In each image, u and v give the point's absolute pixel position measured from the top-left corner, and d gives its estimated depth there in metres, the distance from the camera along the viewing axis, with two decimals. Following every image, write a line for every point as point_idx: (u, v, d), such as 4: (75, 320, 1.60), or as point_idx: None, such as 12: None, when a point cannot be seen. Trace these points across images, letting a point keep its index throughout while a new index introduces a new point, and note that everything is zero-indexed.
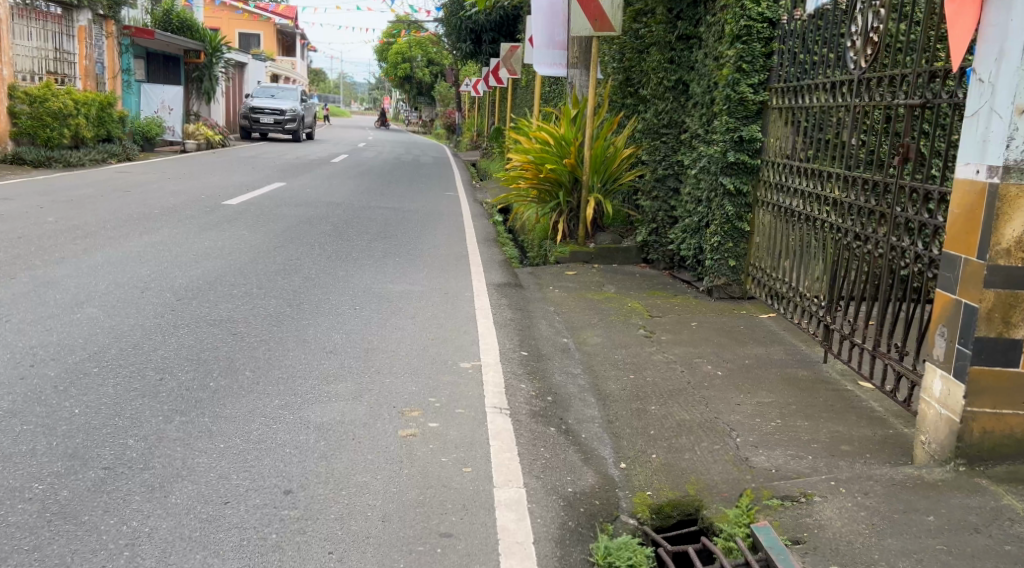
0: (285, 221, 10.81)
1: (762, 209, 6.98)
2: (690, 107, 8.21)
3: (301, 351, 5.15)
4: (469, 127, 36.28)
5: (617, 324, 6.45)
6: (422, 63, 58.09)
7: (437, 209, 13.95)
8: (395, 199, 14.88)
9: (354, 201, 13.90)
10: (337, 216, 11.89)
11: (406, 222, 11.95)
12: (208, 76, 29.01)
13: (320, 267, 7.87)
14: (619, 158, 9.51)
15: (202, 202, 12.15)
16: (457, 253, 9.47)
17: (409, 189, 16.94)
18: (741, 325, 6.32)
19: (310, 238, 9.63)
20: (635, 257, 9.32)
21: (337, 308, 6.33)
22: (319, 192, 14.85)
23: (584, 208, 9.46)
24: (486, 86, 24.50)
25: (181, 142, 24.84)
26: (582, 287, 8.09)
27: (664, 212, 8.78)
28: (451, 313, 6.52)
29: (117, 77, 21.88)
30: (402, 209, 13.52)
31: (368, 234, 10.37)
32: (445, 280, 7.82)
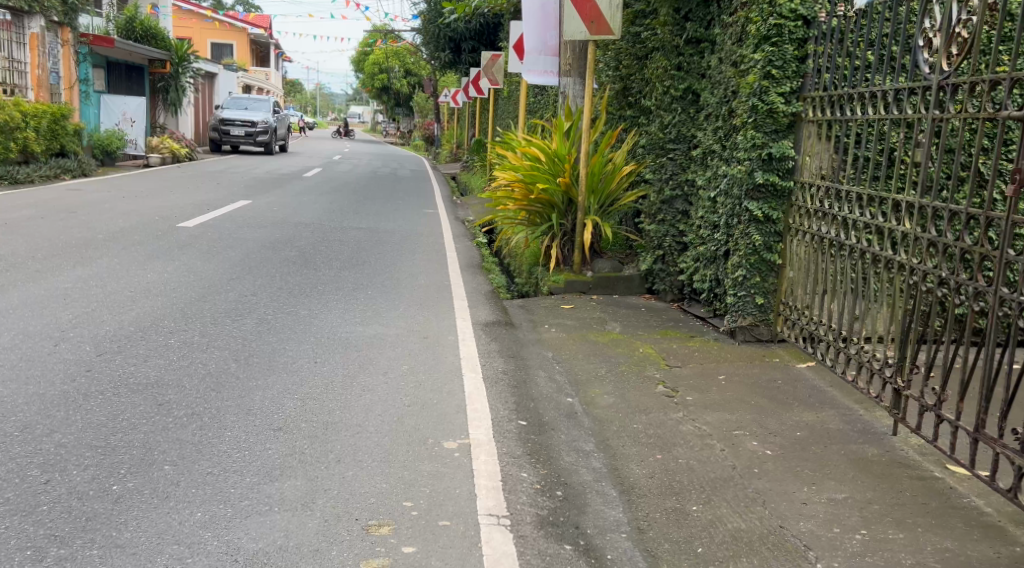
0: (245, 246, 9.74)
1: (796, 238, 5.91)
2: (703, 120, 7.21)
3: (242, 429, 4.08)
4: (449, 139, 35.29)
5: (630, 377, 5.40)
6: (400, 73, 57.15)
7: (415, 229, 12.89)
8: (370, 218, 13.81)
9: (324, 222, 12.83)
10: (303, 239, 10.82)
11: (379, 245, 10.89)
12: (175, 86, 28.07)
13: (280, 306, 6.82)
14: (619, 176, 8.51)
15: (154, 224, 11.06)
16: (437, 283, 8.43)
17: (384, 207, 15.87)
18: (779, 378, 5.29)
19: (271, 268, 8.57)
20: (638, 287, 8.30)
21: (294, 362, 5.28)
22: (287, 210, 13.77)
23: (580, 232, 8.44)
24: (466, 96, 23.50)
25: (145, 155, 23.80)
26: (583, 325, 7.04)
27: (671, 237, 7.75)
28: (431, 364, 5.47)
29: (74, 86, 21.21)
30: (375, 230, 12.44)
31: (339, 261, 9.32)
32: (424, 319, 6.78)
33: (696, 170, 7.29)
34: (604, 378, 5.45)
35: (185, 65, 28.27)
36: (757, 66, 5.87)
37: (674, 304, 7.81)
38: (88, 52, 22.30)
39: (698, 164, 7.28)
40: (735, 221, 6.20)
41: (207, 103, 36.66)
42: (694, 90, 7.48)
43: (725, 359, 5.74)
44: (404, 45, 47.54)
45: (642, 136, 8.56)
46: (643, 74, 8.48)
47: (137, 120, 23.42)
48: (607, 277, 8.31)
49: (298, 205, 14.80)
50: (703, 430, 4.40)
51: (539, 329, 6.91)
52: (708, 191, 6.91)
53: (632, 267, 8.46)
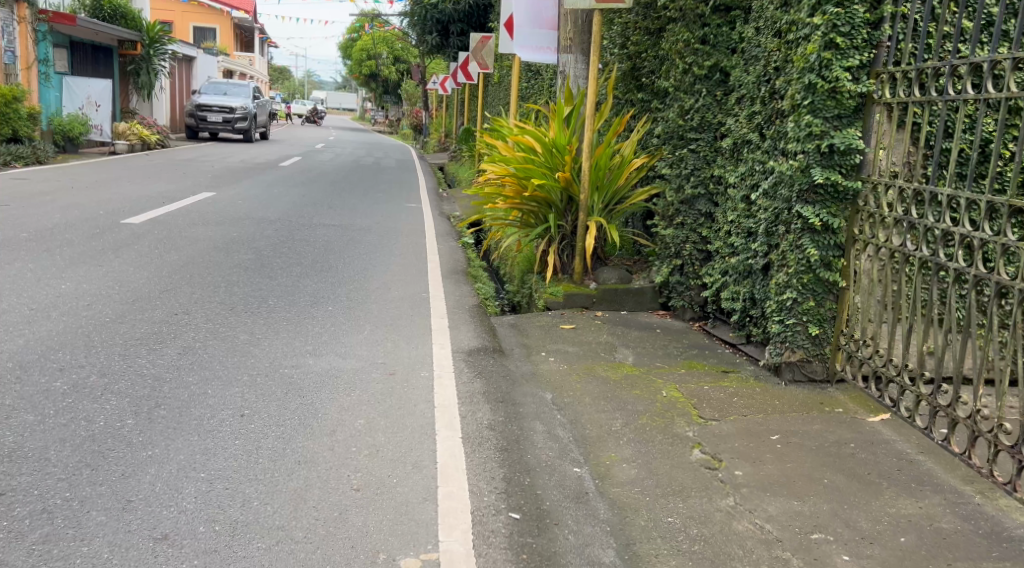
0: (193, 249, 8.50)
1: (862, 253, 4.57)
2: (736, 104, 5.95)
3: (107, 540, 2.89)
4: (438, 128, 33.98)
5: (655, 434, 4.14)
6: (388, 60, 55.71)
7: (394, 226, 11.63)
8: (344, 213, 12.53)
9: (293, 218, 11.57)
10: (263, 240, 9.54)
11: (350, 247, 9.62)
12: (147, 70, 26.85)
13: (214, 329, 5.59)
14: (629, 170, 7.30)
15: (95, 221, 9.85)
16: (413, 295, 7.17)
17: (361, 200, 14.59)
18: (850, 438, 4.05)
19: (217, 276, 7.32)
20: (650, 302, 7.02)
21: (212, 417, 4.04)
22: (252, 205, 12.49)
23: (583, 235, 7.19)
24: (453, 81, 22.22)
25: (112, 142, 22.70)
26: (586, 353, 5.77)
27: (692, 243, 6.48)
28: (396, 416, 4.23)
29: (32, 66, 20.35)
30: (349, 228, 11.16)
31: (300, 267, 8.06)
32: (392, 346, 5.53)
33: (726, 166, 6.04)
34: (620, 438, 4.18)
35: (158, 46, 26.92)
36: (816, 33, 4.54)
37: (695, 324, 6.54)
38: (47, 30, 21.10)
39: (728, 158, 6.04)
40: (783, 231, 4.88)
41: (185, 88, 35.25)
42: (722, 69, 6.22)
43: (776, 408, 4.46)
44: (392, 30, 46.14)
45: (654, 123, 7.31)
46: (658, 51, 7.19)
47: (102, 103, 22.30)
48: (614, 289, 7.02)
49: (267, 198, 13.53)
50: (768, 532, 3.16)
51: (534, 358, 5.65)
52: (744, 191, 5.65)
53: (643, 278, 7.20)
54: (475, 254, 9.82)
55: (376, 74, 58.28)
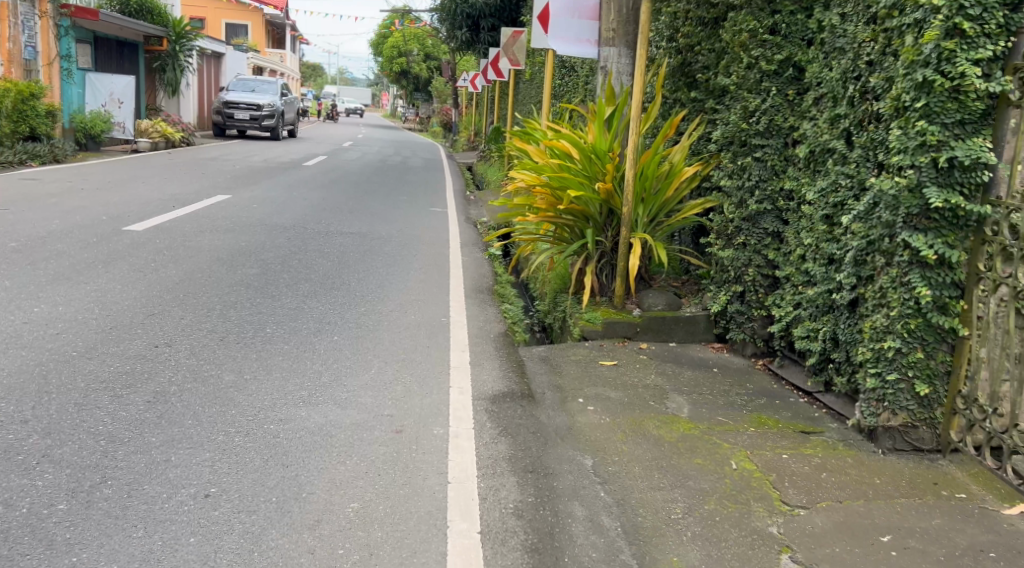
0: (193, 262, 7.73)
1: (989, 294, 3.66)
2: (816, 104, 5.06)
3: None
4: (466, 126, 33.21)
5: (728, 529, 3.31)
6: (418, 56, 55.06)
7: (416, 234, 10.80)
8: (365, 219, 11.73)
9: (308, 224, 10.80)
10: (273, 251, 8.75)
11: (367, 259, 8.79)
12: (171, 65, 26.27)
13: (197, 368, 4.78)
14: (680, 179, 6.41)
15: (93, 227, 9.11)
16: (432, 322, 6.33)
17: (384, 204, 13.79)
18: (977, 546, 3.17)
19: (214, 296, 6.53)
20: (703, 333, 6.10)
21: (166, 501, 3.22)
22: (267, 210, 11.72)
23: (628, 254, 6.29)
24: (483, 78, 21.38)
25: (134, 141, 22.14)
26: (632, 400, 4.88)
27: (756, 267, 5.57)
28: (400, 498, 3.41)
29: (54, 62, 19.80)
30: (367, 236, 10.35)
31: (308, 284, 7.26)
32: (403, 391, 4.70)
33: (802, 178, 5.14)
34: (682, 534, 3.31)
35: (184, 41, 26.32)
36: (932, 17, 3.63)
37: (759, 363, 5.63)
38: (69, 25, 20.51)
39: (803, 170, 5.15)
40: (882, 263, 3.98)
41: (212, 85, 34.73)
42: (796, 63, 5.34)
43: (878, 492, 3.55)
44: (423, 26, 45.43)
45: (710, 126, 6.42)
46: (716, 43, 6.30)
47: (125, 101, 21.71)
48: (662, 316, 6.11)
49: (284, 202, 12.77)
50: None
51: (569, 407, 4.78)
52: (826, 210, 4.76)
53: (694, 303, 6.29)
54: (502, 267, 8.93)
55: (406, 71, 57.65)
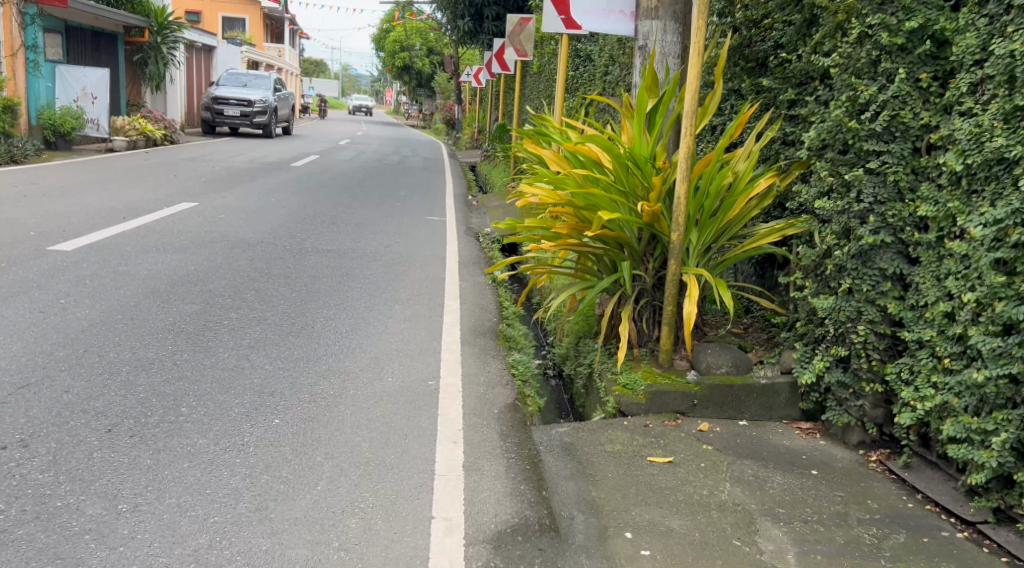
0: (117, 298, 6.15)
1: None
2: (975, 90, 3.48)
3: None
4: (470, 123, 31.65)
5: None
6: (421, 51, 53.54)
7: (406, 253, 9.18)
8: (348, 232, 10.12)
9: (280, 240, 9.22)
10: (228, 279, 7.16)
11: (343, 288, 7.18)
12: (154, 58, 24.74)
13: (49, 490, 3.20)
14: (747, 194, 4.79)
15: (11, 247, 7.56)
16: (414, 388, 4.72)
17: (373, 212, 12.18)
18: None
19: (125, 351, 4.94)
20: (783, 408, 4.46)
21: None
22: (233, 221, 10.15)
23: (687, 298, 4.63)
24: (487, 71, 19.89)
25: (109, 139, 20.66)
26: (704, 533, 3.27)
27: (866, 322, 3.95)
28: None
29: (19, 53, 18.30)
30: (348, 255, 8.75)
31: (259, 329, 5.68)
32: (357, 532, 3.10)
33: (947, 200, 3.57)
34: None
35: (166, 32, 24.74)
36: None
37: (871, 457, 3.99)
38: (35, 13, 19.01)
39: (948, 188, 3.59)
40: None
41: (203, 80, 33.13)
42: (936, 34, 3.74)
43: None
44: (426, 19, 43.84)
45: (788, 125, 4.84)
46: (800, 14, 4.73)
47: (98, 95, 20.24)
48: (728, 383, 4.49)
49: (259, 212, 11.18)
50: None
51: (613, 550, 3.17)
52: (1001, 252, 3.20)
53: (768, 363, 4.65)
54: (510, 299, 7.31)
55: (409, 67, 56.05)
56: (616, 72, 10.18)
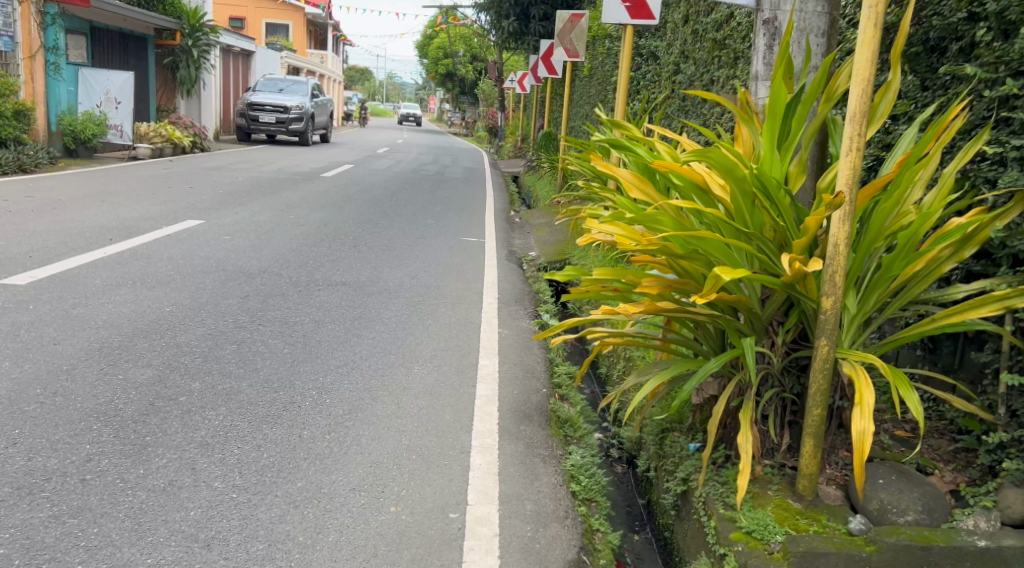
0: (49, 358, 4.68)
1: None
2: None
3: None
4: (514, 130, 30.25)
5: None
6: (465, 58, 52.37)
7: (435, 287, 7.61)
8: (369, 260, 8.60)
9: (286, 269, 7.76)
10: (207, 327, 5.66)
11: (350, 340, 5.63)
12: (188, 63, 23.44)
13: None
14: (938, 238, 3.17)
15: None
16: (427, 528, 3.18)
17: (403, 233, 10.67)
18: None
19: (17, 457, 3.45)
20: None
21: None
22: (237, 244, 8.71)
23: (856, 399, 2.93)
24: (533, 76, 18.42)
25: (133, 146, 19.47)
26: None
27: None
28: None
29: (37, 55, 17.11)
30: (364, 290, 7.26)
31: (224, 411, 4.17)
32: None
33: None
34: None
35: (198, 35, 23.45)
36: None
37: None
38: (57, 13, 17.81)
39: None
40: None
41: (239, 85, 31.99)
42: None
43: None
44: (471, 24, 42.52)
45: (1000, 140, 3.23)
46: None
47: (122, 100, 19.07)
48: (923, 544, 2.88)
49: (271, 233, 9.71)
50: None
51: None
52: None
53: (974, 508, 3.06)
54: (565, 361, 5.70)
55: (452, 73, 54.86)
56: (692, 72, 8.60)
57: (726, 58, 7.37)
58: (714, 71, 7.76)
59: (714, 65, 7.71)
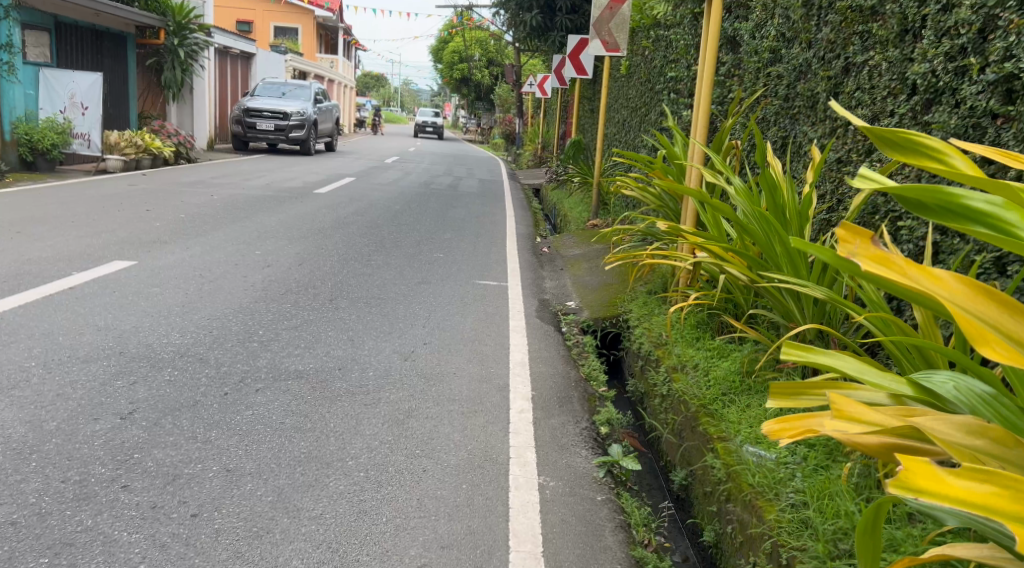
0: None
1: None
2: None
3: None
4: (534, 137, 27.79)
5: None
6: (480, 62, 50.00)
7: (436, 379, 5.10)
8: (347, 327, 6.09)
9: (218, 349, 5.26)
10: (19, 506, 3.15)
11: (273, 531, 3.15)
12: (176, 64, 20.88)
13: None
14: None
15: None
16: None
17: (400, 274, 8.20)
18: None
19: None
20: None
21: None
22: (162, 304, 6.21)
23: None
24: (558, 77, 15.97)
25: (102, 158, 17.01)
26: None
27: None
28: None
29: None
30: (325, 389, 4.76)
31: None
32: None
33: None
34: None
35: (185, 33, 20.98)
36: None
37: None
38: (11, 5, 15.19)
39: None
40: None
41: (239, 89, 29.64)
42: None
43: None
44: (487, 26, 40.10)
45: None
46: None
47: (90, 105, 16.30)
48: None
49: (222, 281, 7.21)
50: None
51: None
52: None
53: None
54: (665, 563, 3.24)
55: (468, 77, 52.56)
56: (808, 61, 6.13)
57: (880, 30, 4.95)
58: (855, 56, 5.31)
59: (857, 48, 5.28)
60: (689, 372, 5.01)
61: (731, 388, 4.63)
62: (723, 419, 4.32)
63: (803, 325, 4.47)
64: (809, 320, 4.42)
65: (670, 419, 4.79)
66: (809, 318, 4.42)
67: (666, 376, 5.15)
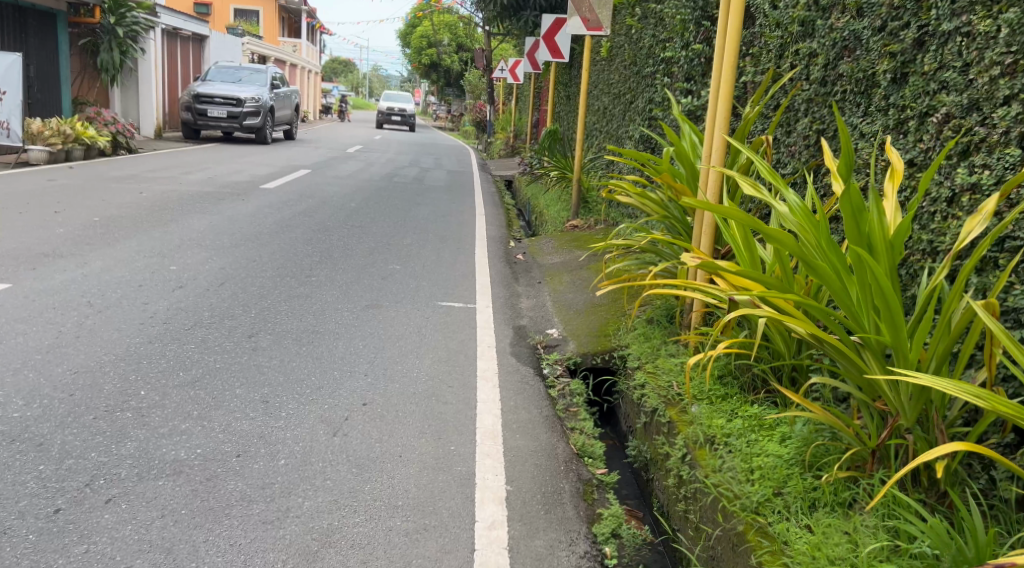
0: None
1: None
2: None
3: None
4: (506, 126, 26.38)
5: None
6: (450, 47, 48.36)
7: (373, 469, 3.67)
8: (263, 381, 4.63)
9: (70, 428, 3.78)
10: None
11: None
12: (110, 44, 19.16)
13: None
14: None
15: None
16: None
17: (345, 296, 6.75)
18: None
19: None
20: None
21: None
22: (16, 351, 4.70)
23: None
24: (531, 61, 14.52)
25: (25, 148, 15.28)
26: None
27: None
28: None
29: None
30: (210, 497, 3.32)
31: None
32: None
33: None
34: None
35: (122, 12, 19.40)
36: None
37: None
38: None
39: None
40: None
41: (190, 72, 27.78)
42: None
43: None
44: (456, 10, 38.51)
45: None
46: None
47: (9, 90, 14.52)
48: None
49: (113, 311, 5.70)
50: None
51: None
52: None
53: None
54: None
55: (437, 62, 50.88)
56: (859, 33, 4.69)
57: None
58: (937, 23, 3.89)
59: (939, 11, 3.87)
60: (721, 454, 3.61)
61: (790, 492, 3.25)
62: (789, 549, 2.94)
63: (897, 408, 3.11)
64: (907, 403, 3.07)
65: (700, 529, 3.39)
66: (907, 403, 3.07)
67: (686, 455, 3.75)
